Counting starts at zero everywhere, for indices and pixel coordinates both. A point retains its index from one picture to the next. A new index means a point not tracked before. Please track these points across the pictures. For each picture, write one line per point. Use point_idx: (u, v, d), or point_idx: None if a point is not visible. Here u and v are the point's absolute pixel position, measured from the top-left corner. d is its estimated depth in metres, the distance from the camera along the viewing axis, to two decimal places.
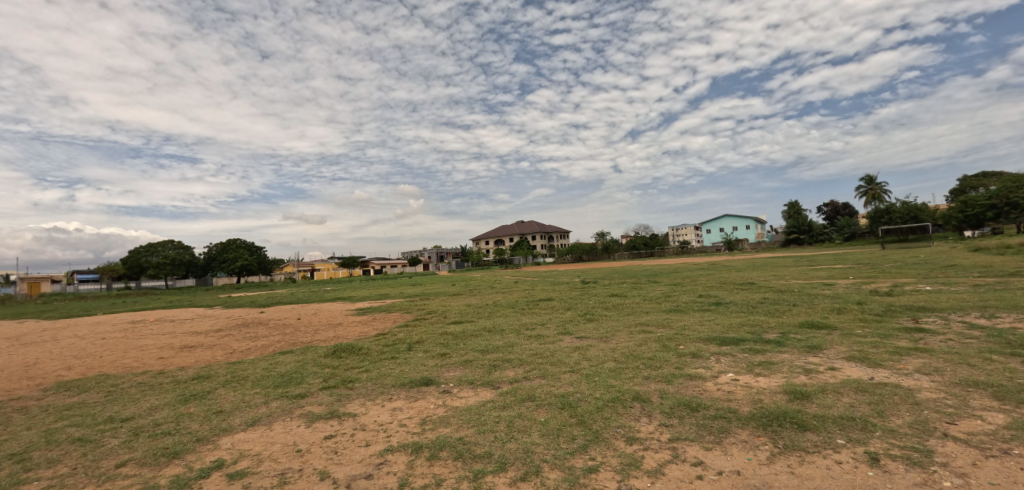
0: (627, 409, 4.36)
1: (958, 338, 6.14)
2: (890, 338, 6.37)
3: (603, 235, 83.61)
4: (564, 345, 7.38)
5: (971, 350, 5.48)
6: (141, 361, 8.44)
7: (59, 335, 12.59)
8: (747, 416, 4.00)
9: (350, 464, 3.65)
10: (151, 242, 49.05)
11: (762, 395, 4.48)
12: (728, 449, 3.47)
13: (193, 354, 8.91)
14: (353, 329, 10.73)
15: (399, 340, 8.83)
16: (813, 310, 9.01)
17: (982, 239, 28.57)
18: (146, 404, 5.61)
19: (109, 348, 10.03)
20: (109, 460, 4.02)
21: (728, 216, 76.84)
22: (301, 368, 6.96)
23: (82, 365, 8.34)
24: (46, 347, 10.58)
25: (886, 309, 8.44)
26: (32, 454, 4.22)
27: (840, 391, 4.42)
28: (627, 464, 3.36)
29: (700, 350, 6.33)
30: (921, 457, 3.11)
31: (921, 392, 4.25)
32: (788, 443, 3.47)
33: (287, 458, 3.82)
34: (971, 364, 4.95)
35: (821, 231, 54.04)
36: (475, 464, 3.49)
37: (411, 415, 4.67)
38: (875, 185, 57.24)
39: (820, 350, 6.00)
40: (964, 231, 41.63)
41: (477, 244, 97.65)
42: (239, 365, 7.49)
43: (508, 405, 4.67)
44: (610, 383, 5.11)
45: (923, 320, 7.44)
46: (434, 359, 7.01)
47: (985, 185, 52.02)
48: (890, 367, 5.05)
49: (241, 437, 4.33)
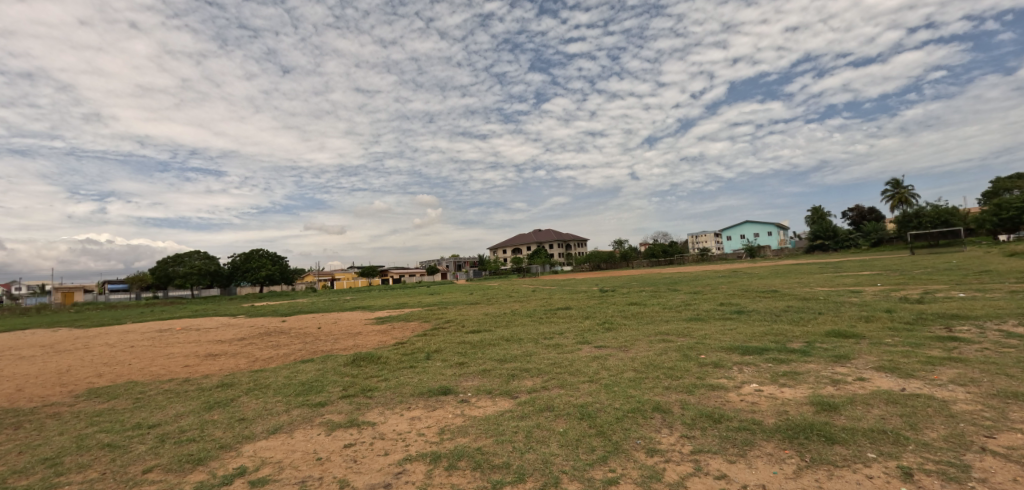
0: (647, 419, 4.30)
1: (995, 347, 5.90)
2: (922, 347, 6.15)
3: (618, 242, 82.74)
4: (583, 354, 7.31)
5: (1010, 360, 5.25)
6: (167, 369, 8.66)
7: (91, 343, 13.07)
8: (772, 428, 3.89)
9: (370, 473, 3.67)
10: (177, 253, 50.46)
11: (788, 407, 4.36)
12: (753, 463, 3.38)
13: (217, 361, 9.16)
14: (371, 338, 10.85)
15: (417, 349, 8.86)
16: (840, 318, 8.74)
17: (1017, 244, 27.45)
18: (172, 411, 5.76)
19: (138, 355, 10.33)
20: (137, 465, 4.13)
21: (750, 222, 75.21)
22: (321, 376, 7.06)
23: (112, 373, 8.55)
24: (76, 355, 10.88)
25: (917, 317, 8.16)
26: (63, 460, 4.34)
27: (870, 402, 4.28)
28: (648, 476, 3.30)
29: (722, 360, 6.19)
30: (958, 473, 2.97)
31: (956, 404, 4.07)
32: (816, 457, 3.36)
33: (308, 465, 3.86)
34: (1009, 374, 4.76)
35: (847, 236, 52.66)
36: (494, 474, 3.47)
37: (430, 424, 4.68)
38: (902, 189, 55.68)
39: (848, 360, 5.82)
40: (998, 234, 39.77)
41: (495, 252, 98.22)
42: (261, 374, 7.59)
43: (526, 415, 4.64)
44: (630, 393, 5.04)
45: (957, 328, 7.14)
46: (452, 368, 7.03)
47: (1020, 186, 50.07)
48: (922, 378, 4.86)
49: (263, 445, 4.40)
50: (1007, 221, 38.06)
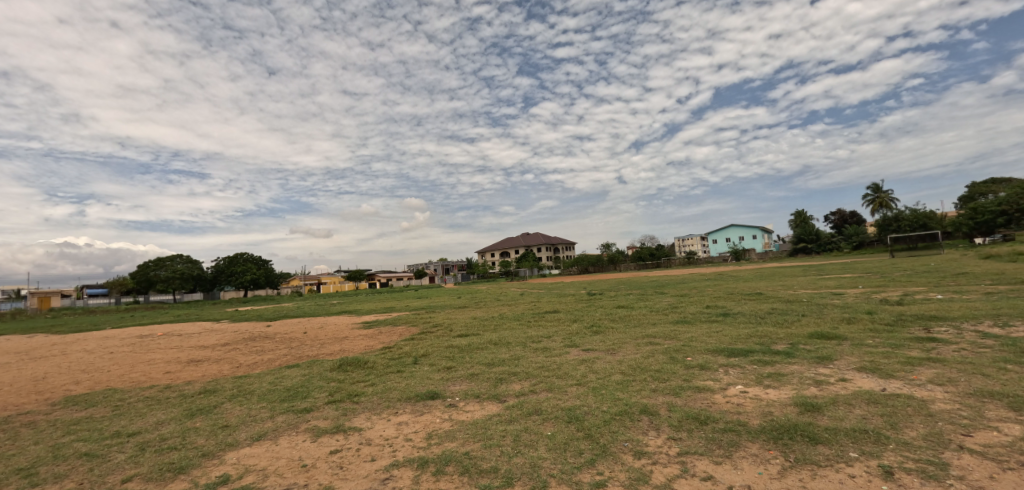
0: (635, 422, 4.32)
1: (971, 347, 6.06)
2: (901, 348, 6.29)
3: (605, 246, 83.34)
4: (570, 357, 7.33)
5: (986, 359, 5.41)
6: (148, 375, 8.49)
7: (69, 349, 12.73)
8: (757, 429, 3.93)
9: (356, 479, 3.62)
10: (159, 257, 49.52)
11: (772, 408, 4.42)
12: (738, 463, 3.41)
13: (200, 367, 8.98)
14: (358, 342, 10.76)
15: (405, 353, 8.80)
16: (823, 320, 8.89)
17: (993, 247, 28.20)
18: (153, 418, 5.63)
19: (118, 362, 10.12)
20: (116, 474, 4.03)
21: (735, 226, 76.31)
22: (306, 381, 6.98)
23: (90, 380, 8.34)
24: (53, 362, 10.59)
25: (897, 319, 8.33)
26: (38, 470, 4.22)
27: (852, 402, 4.37)
28: (636, 478, 3.32)
29: (708, 362, 6.26)
30: (937, 471, 3.04)
31: (933, 404, 4.17)
32: (799, 457, 3.41)
33: (292, 473, 3.81)
34: (985, 374, 4.88)
35: (829, 240, 53.66)
36: (482, 478, 3.46)
37: (417, 429, 4.64)
38: (883, 193, 56.92)
39: (830, 361, 5.92)
40: (974, 237, 40.83)
41: (483, 256, 98.16)
42: (245, 380, 7.48)
43: (514, 419, 4.63)
44: (617, 396, 5.07)
45: (935, 330, 7.30)
46: (440, 372, 7.00)
47: (994, 191, 51.54)
48: (902, 378, 4.97)
49: (246, 452, 4.33)
50: (982, 224, 39.06)
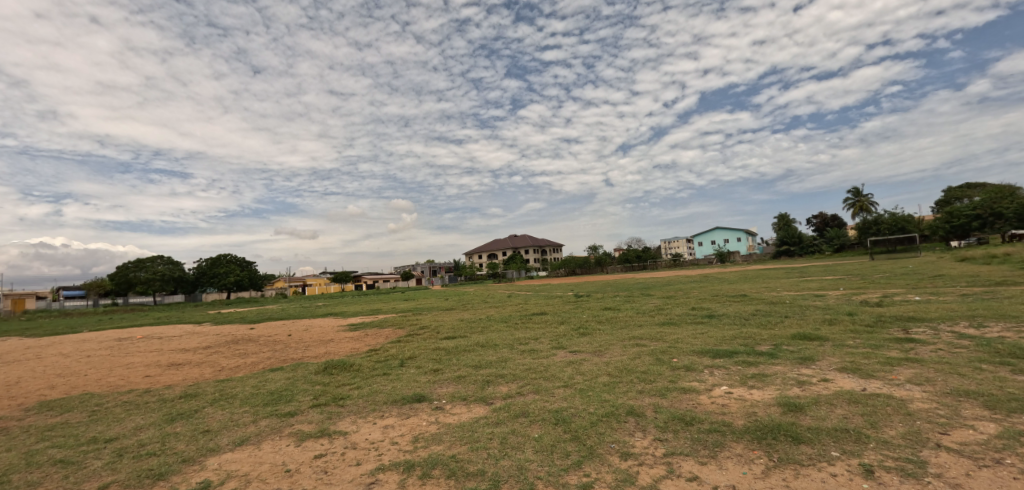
0: (621, 423, 4.33)
1: (948, 347, 6.21)
2: (881, 349, 6.42)
3: (592, 248, 83.88)
4: (558, 359, 7.34)
5: (962, 359, 5.55)
6: (127, 379, 8.28)
7: (44, 353, 12.37)
8: (741, 430, 3.98)
9: (341, 484, 3.58)
10: (139, 258, 48.42)
11: (756, 408, 4.48)
12: (723, 463, 3.45)
13: (180, 371, 8.79)
14: (344, 345, 10.65)
15: (391, 356, 8.71)
16: (805, 321, 9.03)
17: (968, 250, 29.02)
18: (132, 424, 5.49)
19: (95, 366, 9.86)
20: (92, 481, 3.92)
21: (721, 228, 77.32)
22: (291, 385, 6.87)
23: (66, 385, 8.11)
24: (27, 367, 10.28)
25: (877, 320, 8.50)
26: (10, 478, 4.08)
27: (834, 402, 4.44)
28: (622, 480, 3.33)
29: (694, 363, 6.31)
30: (915, 469, 3.10)
31: (912, 403, 4.26)
32: (783, 456, 3.45)
33: (276, 478, 3.74)
34: (961, 373, 5.00)
35: (812, 242, 54.64)
36: (468, 482, 3.44)
37: (404, 432, 4.60)
38: (863, 197, 58.18)
39: (812, 362, 6.02)
40: (950, 240, 41.96)
41: (471, 258, 97.98)
42: (228, 383, 7.34)
43: (501, 421, 4.62)
44: (604, 397, 5.09)
45: (914, 331, 7.46)
46: (427, 374, 6.95)
47: (969, 195, 53.04)
48: (882, 378, 5.07)
49: (228, 457, 4.24)
50: (958, 228, 40.17)
